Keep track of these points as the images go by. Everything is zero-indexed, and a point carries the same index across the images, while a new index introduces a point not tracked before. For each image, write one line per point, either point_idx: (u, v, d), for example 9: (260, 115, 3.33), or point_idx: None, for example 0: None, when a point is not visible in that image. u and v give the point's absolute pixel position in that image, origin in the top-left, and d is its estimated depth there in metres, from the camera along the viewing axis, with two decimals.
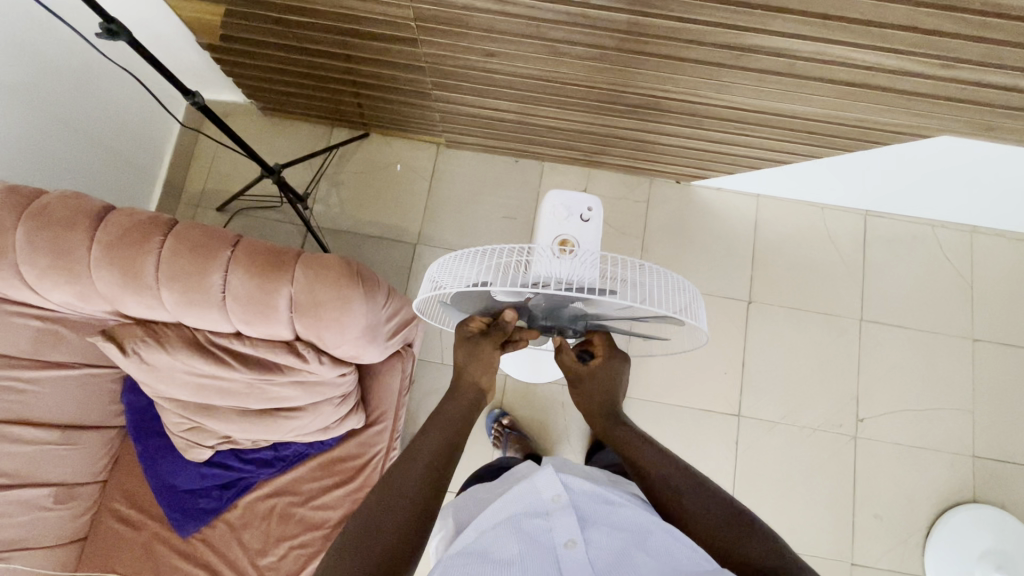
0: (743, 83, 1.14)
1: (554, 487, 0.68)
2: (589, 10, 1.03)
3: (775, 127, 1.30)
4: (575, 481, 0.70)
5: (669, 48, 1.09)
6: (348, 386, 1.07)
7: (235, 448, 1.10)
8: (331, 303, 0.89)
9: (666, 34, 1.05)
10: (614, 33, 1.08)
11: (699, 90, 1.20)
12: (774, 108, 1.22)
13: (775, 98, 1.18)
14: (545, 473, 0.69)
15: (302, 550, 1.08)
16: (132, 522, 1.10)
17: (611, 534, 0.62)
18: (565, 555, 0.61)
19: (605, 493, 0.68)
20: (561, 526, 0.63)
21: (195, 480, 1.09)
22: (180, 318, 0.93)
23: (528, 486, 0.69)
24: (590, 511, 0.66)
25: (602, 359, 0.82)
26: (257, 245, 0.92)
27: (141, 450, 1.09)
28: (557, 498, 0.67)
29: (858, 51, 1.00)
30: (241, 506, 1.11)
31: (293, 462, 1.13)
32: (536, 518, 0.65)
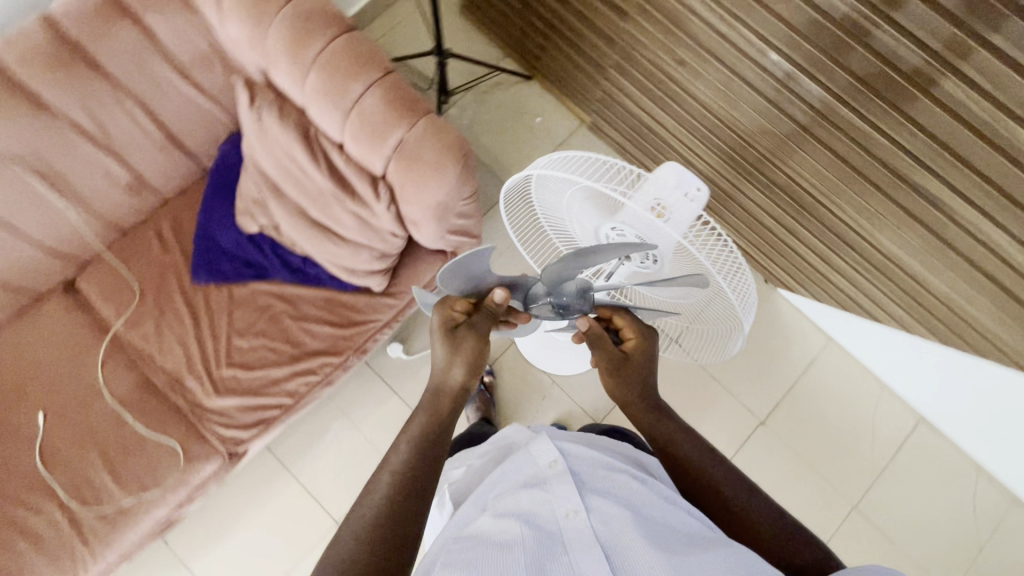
0: (886, 217, 1.12)
1: (551, 459, 0.73)
2: (799, 76, 1.05)
3: (889, 279, 1.26)
4: (570, 450, 0.76)
5: (840, 145, 1.08)
6: (392, 248, 1.13)
7: (275, 240, 1.19)
8: (427, 163, 0.95)
9: (846, 129, 1.05)
10: (800, 103, 1.08)
11: (841, 201, 1.18)
12: (899, 259, 1.19)
13: (906, 249, 1.15)
14: (542, 445, 0.76)
15: (272, 353, 1.17)
16: (164, 244, 1.21)
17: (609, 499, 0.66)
18: (568, 523, 0.64)
19: (602, 462, 0.74)
20: (562, 499, 0.66)
21: (230, 244, 1.19)
22: (307, 105, 1.02)
23: (529, 459, 0.75)
24: (588, 479, 0.70)
25: (632, 338, 0.77)
26: (402, 84, 0.99)
27: (207, 194, 1.20)
28: (554, 465, 0.72)
29: (1018, 249, 0.95)
30: (248, 288, 1.20)
31: (308, 282, 1.21)
32: (533, 490, 0.69)
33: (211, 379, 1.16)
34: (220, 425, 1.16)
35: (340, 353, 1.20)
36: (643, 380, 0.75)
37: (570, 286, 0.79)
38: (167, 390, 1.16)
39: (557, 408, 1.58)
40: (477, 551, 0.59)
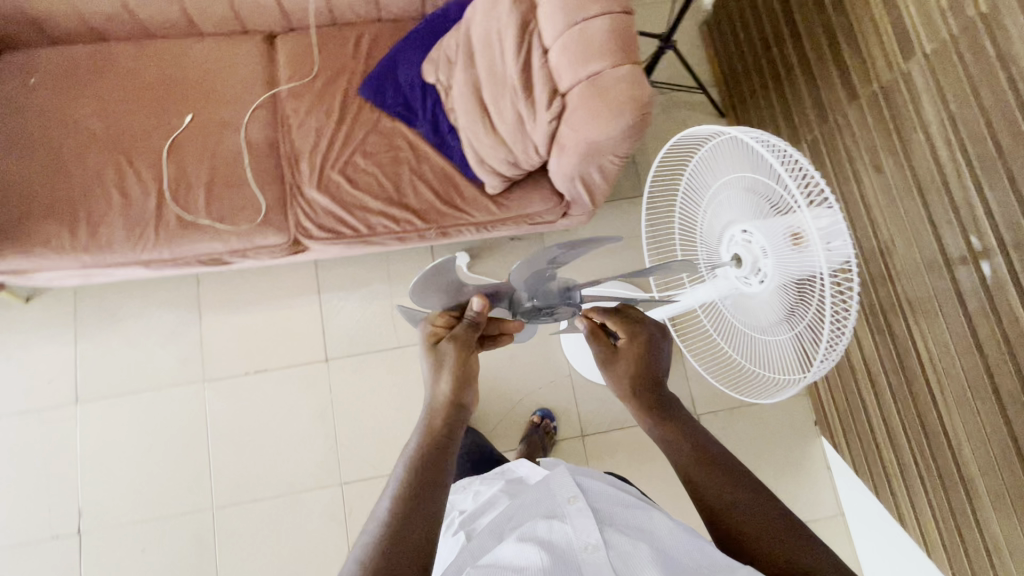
0: (984, 427, 1.03)
1: (572, 493, 0.79)
2: (992, 252, 0.97)
3: (943, 490, 1.16)
4: (593, 487, 0.82)
5: (986, 333, 1.00)
6: (527, 162, 1.18)
7: (438, 99, 1.26)
8: (609, 102, 0.98)
9: (1003, 320, 0.97)
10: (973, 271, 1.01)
11: (948, 388, 1.10)
12: (969, 476, 1.09)
13: (984, 471, 1.05)
14: (566, 482, 0.82)
15: (377, 186, 1.26)
16: (355, 50, 1.33)
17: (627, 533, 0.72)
18: (587, 557, 0.68)
19: (623, 501, 0.80)
20: (579, 531, 0.72)
21: (402, 81, 1.28)
22: (541, 1, 1.07)
23: (550, 494, 0.81)
24: (607, 515, 0.76)
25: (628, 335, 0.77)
26: (631, 27, 1.01)
27: (412, 31, 1.30)
28: (573, 500, 0.78)
29: None
30: (393, 124, 1.28)
31: (440, 150, 1.27)
32: (552, 521, 0.75)
33: (319, 174, 1.26)
34: (303, 212, 1.26)
35: (425, 222, 1.26)
36: (643, 365, 0.77)
37: (551, 287, 0.79)
38: (284, 160, 1.28)
39: (557, 397, 1.59)
40: None
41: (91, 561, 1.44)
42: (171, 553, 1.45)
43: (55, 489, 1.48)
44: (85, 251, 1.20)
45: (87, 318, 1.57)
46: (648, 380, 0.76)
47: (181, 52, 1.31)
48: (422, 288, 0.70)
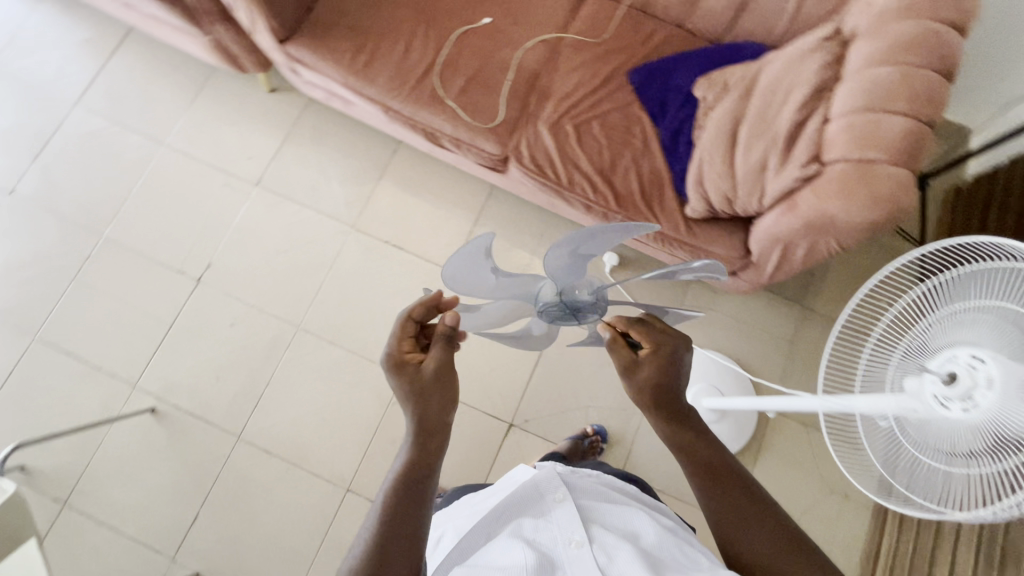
0: None
1: (558, 490, 0.87)
2: None
3: None
4: (581, 486, 0.90)
5: None
6: (742, 206, 1.20)
7: (690, 111, 1.32)
8: (867, 191, 0.98)
9: None
10: None
11: None
12: None
13: None
14: (551, 480, 0.88)
15: (596, 154, 1.34)
16: (644, 36, 1.41)
17: (614, 528, 0.82)
18: (575, 552, 0.78)
19: (610, 504, 0.87)
20: (563, 528, 0.81)
21: (670, 82, 1.35)
22: (849, 76, 1.09)
23: (531, 499, 0.88)
24: (595, 511, 0.86)
25: (651, 348, 0.77)
26: (924, 140, 1.01)
27: (703, 47, 1.37)
28: (558, 499, 0.85)
29: None
30: (639, 112, 1.36)
31: (666, 155, 1.32)
32: (534, 520, 0.84)
33: (556, 118, 1.36)
34: (526, 142, 1.36)
35: (617, 206, 1.32)
36: (666, 380, 0.76)
37: (577, 292, 0.78)
38: (535, 93, 1.39)
39: (618, 424, 1.59)
40: None
41: (193, 307, 1.65)
42: (249, 340, 1.62)
43: (202, 238, 1.70)
44: (351, 78, 1.38)
45: (300, 126, 1.78)
46: (667, 395, 0.76)
47: None
48: (453, 272, 0.69)
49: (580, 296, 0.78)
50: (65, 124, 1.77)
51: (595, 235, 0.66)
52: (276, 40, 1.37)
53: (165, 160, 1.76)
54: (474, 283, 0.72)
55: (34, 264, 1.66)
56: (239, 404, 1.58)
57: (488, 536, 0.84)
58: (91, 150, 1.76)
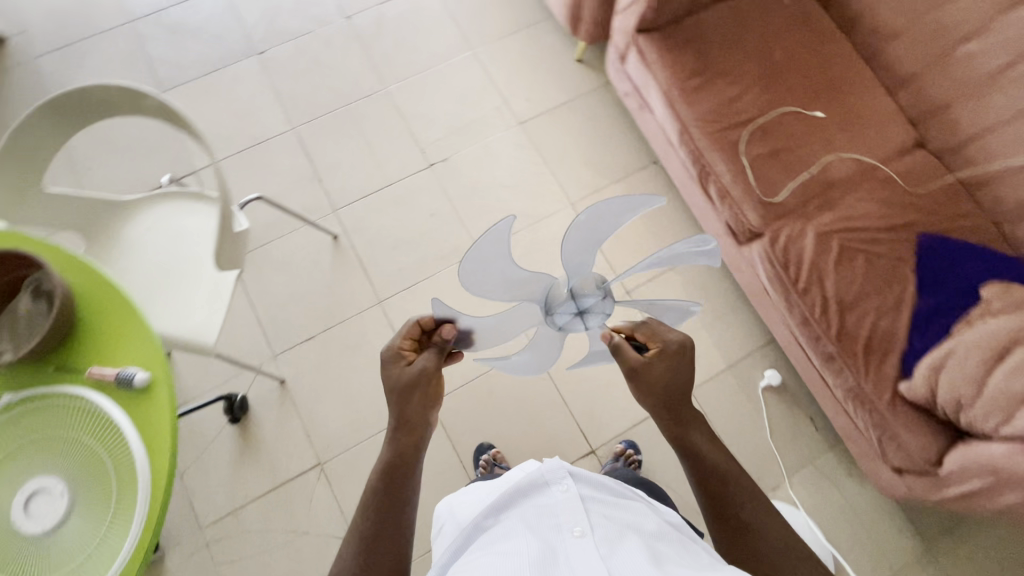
0: None
1: (564, 481, 0.84)
2: None
3: None
4: (587, 477, 0.88)
5: None
6: (965, 417, 1.14)
7: (965, 303, 1.22)
8: None
9: None
10: None
11: None
12: None
13: None
14: (555, 470, 0.86)
15: (846, 283, 1.31)
16: (955, 212, 1.37)
17: (622, 521, 0.79)
18: (576, 540, 0.75)
19: (617, 500, 0.85)
20: (566, 518, 0.78)
21: (959, 266, 1.27)
22: None
23: (535, 491, 0.85)
24: (602, 506, 0.83)
25: (657, 348, 0.88)
26: None
27: (1009, 255, 1.30)
28: (563, 489, 0.83)
29: None
30: (911, 273, 1.29)
31: (913, 325, 1.26)
32: (540, 509, 0.81)
33: (830, 230, 1.35)
34: (789, 234, 1.36)
35: (834, 339, 1.30)
36: (671, 379, 0.87)
37: (591, 297, 0.83)
38: (822, 198, 1.39)
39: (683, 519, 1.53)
40: (494, 559, 0.72)
41: (412, 183, 1.81)
42: (434, 235, 1.76)
43: (453, 134, 1.87)
44: (675, 91, 1.46)
45: (582, 101, 1.90)
46: (671, 397, 0.88)
47: (867, 83, 1.47)
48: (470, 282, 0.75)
49: (597, 302, 0.83)
50: None
51: (605, 217, 0.71)
52: (636, 27, 1.49)
53: (465, 61, 1.96)
54: (486, 291, 0.78)
55: (327, 76, 1.91)
56: (395, 278, 1.71)
57: (495, 518, 0.83)
58: (419, 21, 2.00)
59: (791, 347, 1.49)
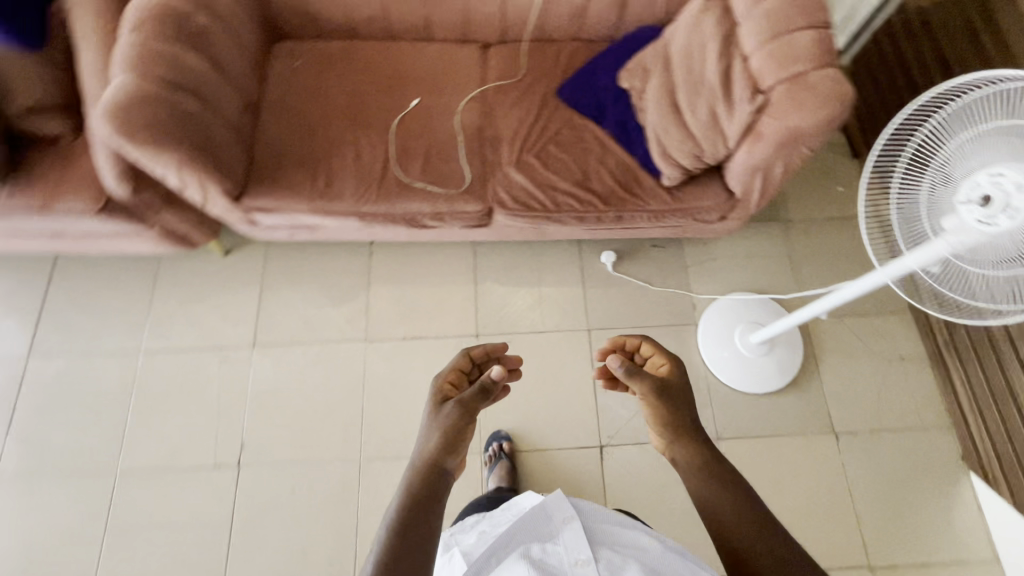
0: None
1: (567, 512, 0.92)
2: None
3: None
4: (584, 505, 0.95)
5: None
6: (712, 154, 1.32)
7: (629, 104, 1.45)
8: (813, 96, 1.12)
9: None
10: None
11: None
12: None
13: None
14: (559, 502, 0.93)
15: (566, 169, 1.44)
16: (556, 63, 1.54)
17: (620, 549, 0.89)
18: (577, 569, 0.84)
19: (617, 522, 0.94)
20: (570, 550, 0.87)
21: (598, 87, 1.48)
22: (747, 22, 1.26)
23: (539, 515, 0.92)
24: (598, 534, 0.91)
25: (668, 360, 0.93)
26: (827, 42, 1.17)
27: (609, 51, 1.51)
28: (567, 520, 0.91)
29: None
30: (583, 123, 1.48)
31: (623, 144, 1.45)
32: (540, 541, 0.89)
33: (520, 154, 1.45)
34: (502, 187, 1.43)
35: (606, 204, 1.42)
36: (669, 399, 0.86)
37: None
38: (489, 141, 1.48)
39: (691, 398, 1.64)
40: None
41: (248, 493, 1.52)
42: (319, 497, 1.52)
43: (222, 420, 1.59)
44: (319, 203, 1.39)
45: (272, 273, 1.75)
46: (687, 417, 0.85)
47: (413, 50, 1.55)
48: None
49: None
50: (26, 379, 1.62)
51: None
52: (231, 202, 1.37)
53: (149, 365, 1.64)
54: None
55: (53, 535, 1.48)
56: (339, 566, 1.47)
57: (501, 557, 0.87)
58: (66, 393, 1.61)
59: (598, 234, 1.59)
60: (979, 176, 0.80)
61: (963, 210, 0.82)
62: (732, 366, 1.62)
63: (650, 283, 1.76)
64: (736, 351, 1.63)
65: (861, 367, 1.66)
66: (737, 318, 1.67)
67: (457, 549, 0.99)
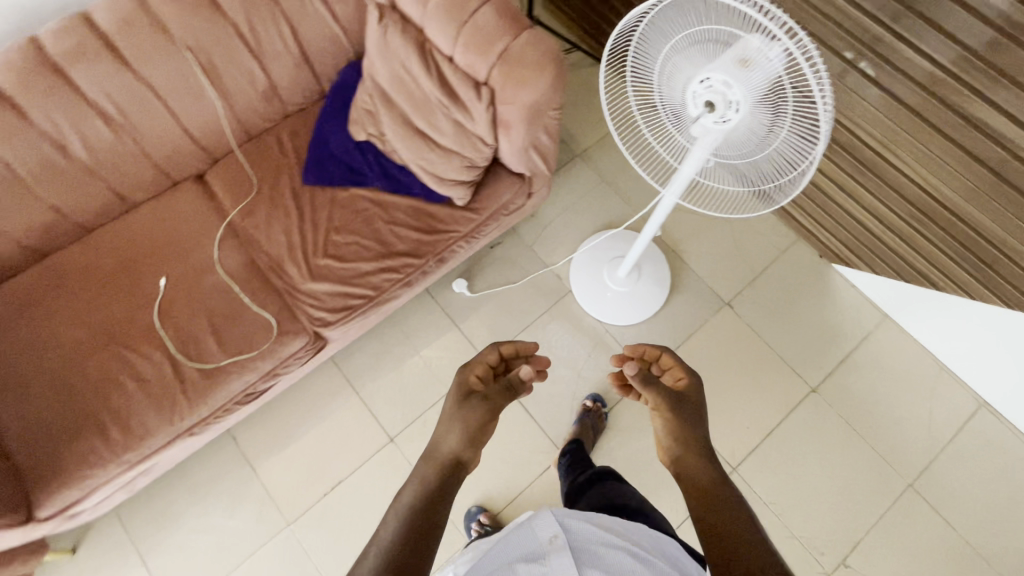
0: (962, 180, 1.20)
1: (554, 530, 0.82)
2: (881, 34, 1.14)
3: (963, 253, 1.32)
4: (574, 523, 0.85)
5: (932, 111, 1.15)
6: (482, 158, 1.26)
7: (377, 150, 1.33)
8: (528, 65, 1.08)
9: (949, 100, 1.11)
10: (908, 79, 1.15)
11: (924, 167, 1.25)
12: (981, 225, 1.24)
13: (993, 217, 1.20)
14: (545, 519, 0.83)
15: (362, 249, 1.31)
16: (282, 151, 1.37)
17: (609, 571, 0.77)
18: None
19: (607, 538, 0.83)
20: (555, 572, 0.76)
21: (339, 152, 1.34)
22: (428, 23, 1.17)
23: (525, 532, 0.83)
24: (589, 552, 0.80)
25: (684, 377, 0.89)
26: (508, 6, 1.11)
27: (324, 110, 1.36)
28: (553, 541, 0.80)
29: None
30: (349, 194, 1.34)
31: (399, 191, 1.34)
32: (524, 562, 0.78)
33: (309, 266, 1.29)
34: (314, 307, 1.27)
35: (421, 257, 1.32)
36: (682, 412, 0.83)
37: None
38: (270, 271, 1.30)
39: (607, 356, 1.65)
40: None
41: None
42: None
43: None
44: (132, 454, 1.15)
45: (144, 533, 1.46)
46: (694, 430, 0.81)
47: (123, 230, 1.29)
48: None
49: None
50: None
51: None
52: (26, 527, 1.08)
53: None
54: None
55: None
56: None
57: None
58: None
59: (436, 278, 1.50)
60: (697, 81, 0.79)
61: (704, 114, 0.81)
62: (622, 307, 1.65)
63: (511, 281, 1.71)
64: (616, 292, 1.65)
65: (712, 236, 1.77)
66: (599, 264, 1.69)
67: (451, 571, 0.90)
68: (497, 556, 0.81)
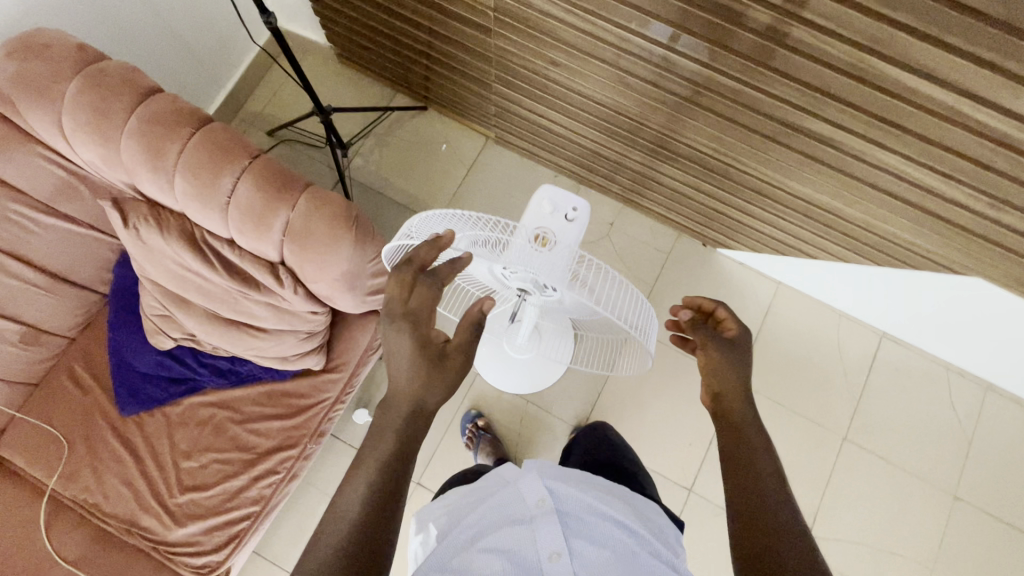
0: (806, 175, 1.16)
1: (539, 494, 0.71)
2: (680, 61, 1.04)
3: (827, 229, 1.31)
4: (560, 485, 0.73)
5: (756, 121, 1.08)
6: (318, 325, 1.08)
7: (196, 348, 1.12)
8: (320, 237, 0.90)
9: (769, 111, 1.04)
10: (724, 98, 1.07)
11: (767, 167, 1.20)
12: (835, 208, 1.22)
13: (844, 201, 1.18)
14: (531, 480, 0.73)
15: (223, 466, 1.11)
16: (81, 384, 1.13)
17: (598, 540, 0.68)
18: (549, 566, 0.64)
19: (595, 503, 0.72)
20: (541, 539, 0.66)
21: (151, 365, 1.12)
22: (185, 210, 0.95)
23: (511, 495, 0.73)
24: (579, 518, 0.70)
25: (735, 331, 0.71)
26: (273, 168, 0.92)
27: (112, 321, 1.12)
28: (541, 504, 0.70)
29: (935, 178, 0.98)
30: (183, 405, 1.13)
31: (243, 381, 1.15)
32: (511, 525, 0.68)
33: (167, 511, 1.08)
34: (194, 554, 1.08)
35: (295, 445, 1.14)
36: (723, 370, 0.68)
37: None
38: (123, 535, 1.07)
39: (537, 425, 1.57)
40: None
41: None
42: None
43: None
44: None
45: None
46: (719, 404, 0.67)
47: None
48: None
49: None
50: None
51: None
52: None
53: None
54: None
55: None
56: None
57: (464, 546, 0.67)
58: None
59: None
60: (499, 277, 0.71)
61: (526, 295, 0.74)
62: (532, 372, 1.54)
63: None
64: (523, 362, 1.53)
65: None
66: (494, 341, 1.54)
67: (434, 530, 0.78)
68: (479, 514, 0.71)
